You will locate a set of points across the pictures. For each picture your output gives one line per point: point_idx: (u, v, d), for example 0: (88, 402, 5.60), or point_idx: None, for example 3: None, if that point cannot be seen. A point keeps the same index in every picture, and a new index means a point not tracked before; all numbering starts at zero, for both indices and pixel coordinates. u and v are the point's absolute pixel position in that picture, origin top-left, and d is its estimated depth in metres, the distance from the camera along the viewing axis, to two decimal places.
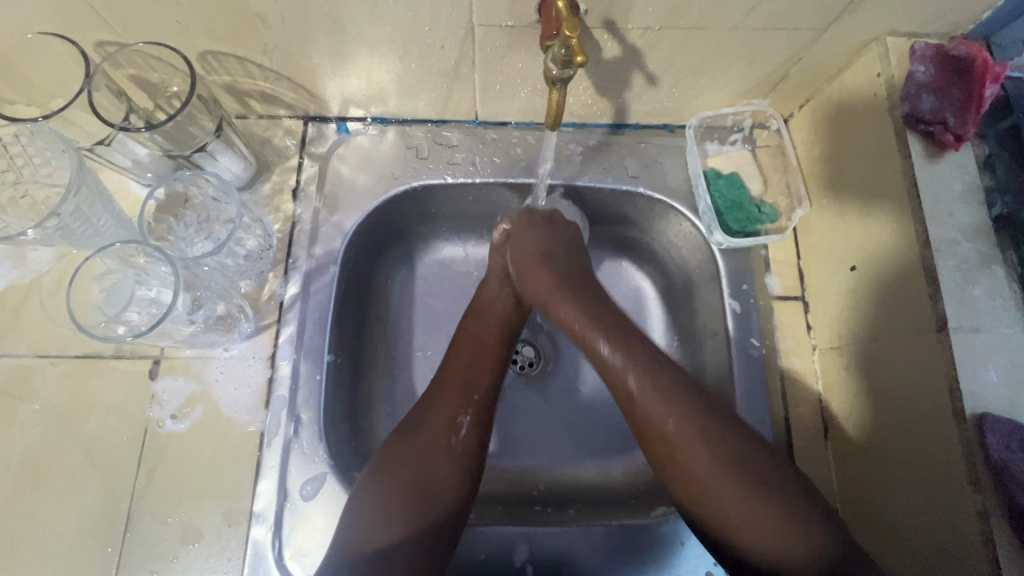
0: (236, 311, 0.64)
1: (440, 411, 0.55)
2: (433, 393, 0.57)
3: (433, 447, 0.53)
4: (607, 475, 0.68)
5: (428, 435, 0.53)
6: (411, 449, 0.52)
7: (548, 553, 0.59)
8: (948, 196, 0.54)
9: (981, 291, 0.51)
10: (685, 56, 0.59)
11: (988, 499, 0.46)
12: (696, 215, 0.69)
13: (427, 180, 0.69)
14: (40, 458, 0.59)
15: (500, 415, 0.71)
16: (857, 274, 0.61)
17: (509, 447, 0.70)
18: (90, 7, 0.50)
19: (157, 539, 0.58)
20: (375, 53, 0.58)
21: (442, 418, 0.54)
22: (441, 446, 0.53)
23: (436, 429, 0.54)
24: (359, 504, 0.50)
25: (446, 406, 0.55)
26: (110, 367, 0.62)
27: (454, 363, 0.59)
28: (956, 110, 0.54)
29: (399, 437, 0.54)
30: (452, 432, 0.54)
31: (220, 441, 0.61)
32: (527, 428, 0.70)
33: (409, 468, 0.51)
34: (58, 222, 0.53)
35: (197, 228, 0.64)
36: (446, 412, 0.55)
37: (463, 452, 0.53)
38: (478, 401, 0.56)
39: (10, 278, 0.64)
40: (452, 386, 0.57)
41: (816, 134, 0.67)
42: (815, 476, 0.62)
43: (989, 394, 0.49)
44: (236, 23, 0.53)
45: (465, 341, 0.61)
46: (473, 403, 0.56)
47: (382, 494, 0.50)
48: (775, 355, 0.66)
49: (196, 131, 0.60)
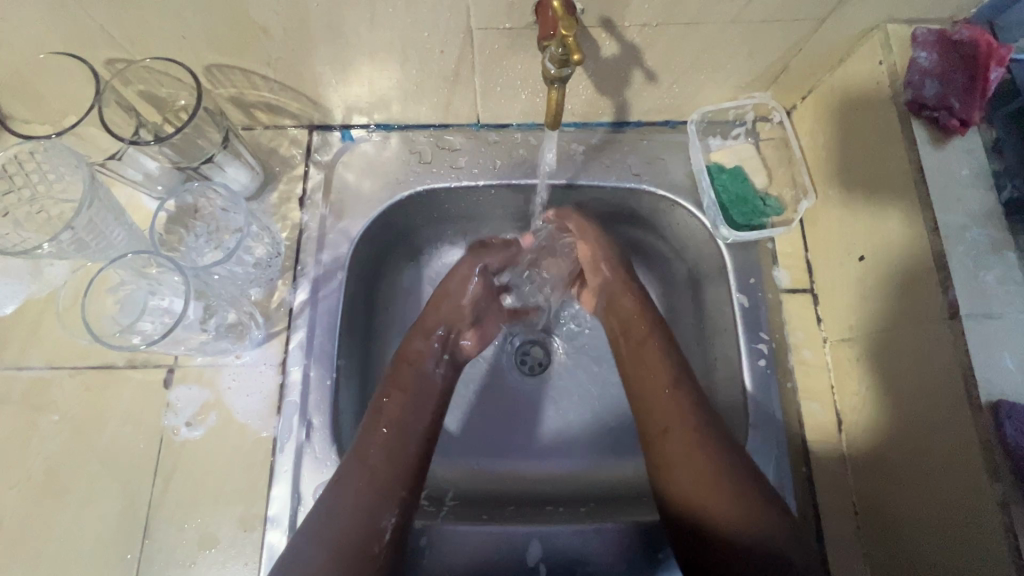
0: (247, 318, 0.65)
1: (354, 518, 0.49)
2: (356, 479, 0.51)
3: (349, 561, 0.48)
4: (608, 475, 0.68)
5: (345, 539, 0.48)
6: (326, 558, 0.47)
7: (562, 554, 0.59)
8: (955, 181, 0.53)
9: (994, 277, 0.50)
10: (682, 52, 0.59)
11: (1008, 489, 0.45)
12: (701, 211, 0.68)
13: (432, 184, 0.70)
14: (59, 467, 0.61)
15: (469, 393, 0.72)
16: (866, 264, 0.60)
17: (502, 447, 0.69)
18: (98, 25, 0.52)
19: (174, 545, 0.59)
20: (376, 61, 0.59)
21: (356, 519, 0.49)
22: (362, 562, 0.48)
23: (353, 542, 0.48)
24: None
25: (370, 504, 0.50)
26: (126, 377, 0.63)
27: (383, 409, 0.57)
28: (961, 94, 0.54)
29: (309, 536, 0.49)
30: (374, 539, 0.49)
31: (235, 446, 0.62)
32: (490, 412, 0.71)
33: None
34: (72, 234, 0.54)
35: (206, 238, 0.65)
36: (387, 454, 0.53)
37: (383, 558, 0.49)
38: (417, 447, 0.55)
39: (29, 292, 0.66)
40: (372, 482, 0.51)
41: (819, 124, 0.66)
42: (829, 470, 0.62)
43: (1006, 380, 0.48)
44: (240, 35, 0.54)
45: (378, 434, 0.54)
46: (399, 501, 0.51)
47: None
48: (785, 349, 0.66)
49: (204, 142, 0.62)
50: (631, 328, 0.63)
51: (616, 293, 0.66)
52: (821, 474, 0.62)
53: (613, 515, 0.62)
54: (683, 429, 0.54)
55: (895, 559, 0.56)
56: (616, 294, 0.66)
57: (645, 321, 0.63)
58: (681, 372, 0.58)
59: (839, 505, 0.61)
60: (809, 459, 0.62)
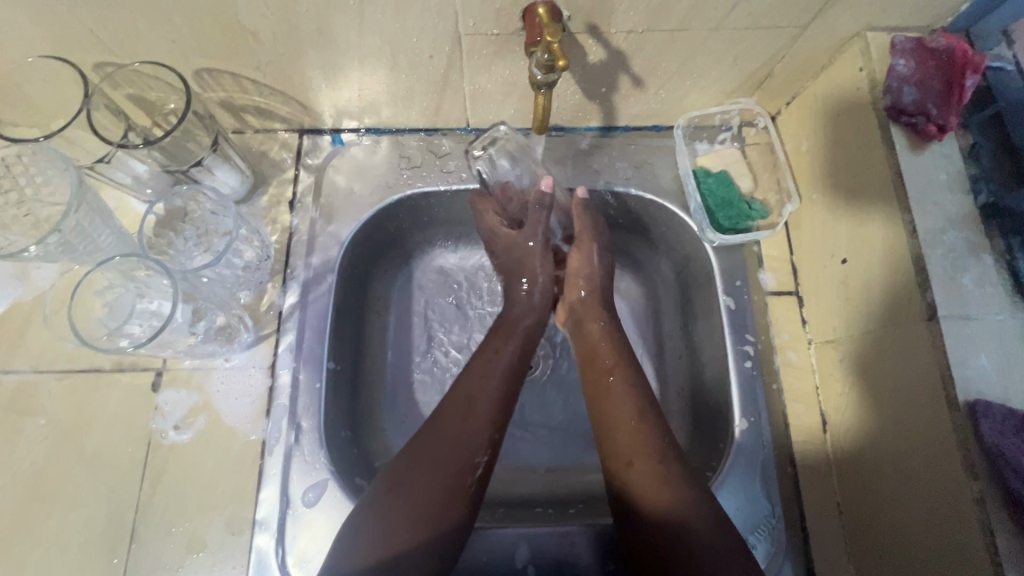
0: (236, 321, 0.65)
1: (455, 447, 0.51)
2: (459, 416, 0.53)
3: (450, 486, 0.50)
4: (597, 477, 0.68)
5: (448, 468, 0.50)
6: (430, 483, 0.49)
7: (550, 555, 0.59)
8: (934, 185, 0.54)
9: (970, 279, 0.51)
10: (668, 59, 0.60)
11: (985, 486, 0.46)
12: (688, 214, 0.69)
13: (422, 188, 0.70)
14: (45, 472, 0.60)
15: None
16: (849, 266, 0.61)
17: None
18: (87, 30, 0.52)
19: (162, 549, 0.59)
20: (365, 65, 0.60)
21: (456, 454, 0.51)
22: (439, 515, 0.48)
23: (450, 475, 0.50)
24: (366, 530, 0.47)
25: (469, 439, 0.52)
26: (114, 380, 0.63)
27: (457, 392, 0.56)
28: (939, 101, 0.55)
29: (414, 464, 0.51)
30: (469, 471, 0.51)
31: (223, 449, 0.62)
32: (524, 421, 0.71)
33: (426, 505, 0.48)
34: (59, 237, 0.54)
35: (196, 242, 0.65)
36: (473, 433, 0.52)
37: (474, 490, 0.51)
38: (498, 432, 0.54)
39: (15, 295, 0.65)
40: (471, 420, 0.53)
41: (803, 129, 0.68)
42: (813, 470, 0.63)
43: (983, 380, 0.49)
44: (229, 40, 0.55)
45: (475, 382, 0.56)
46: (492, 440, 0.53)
47: (400, 518, 0.47)
48: (770, 350, 0.66)
49: (193, 146, 0.62)
50: (600, 354, 0.61)
51: (584, 312, 0.64)
52: (806, 474, 0.62)
53: (601, 515, 0.62)
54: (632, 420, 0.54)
55: (876, 556, 0.57)
56: (583, 320, 0.64)
57: (614, 351, 0.60)
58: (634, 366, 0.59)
59: (822, 506, 0.61)
60: (794, 460, 0.63)
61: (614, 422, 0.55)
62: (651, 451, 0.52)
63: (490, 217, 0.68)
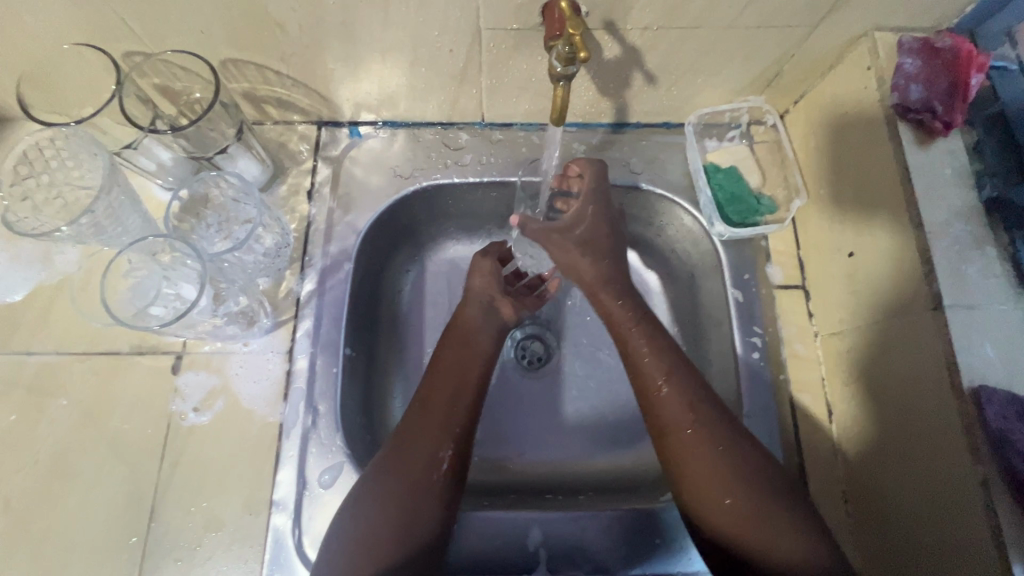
0: (256, 305, 0.67)
1: (420, 460, 0.52)
2: (419, 424, 0.55)
3: (418, 486, 0.51)
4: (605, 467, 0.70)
5: (412, 469, 0.52)
6: (399, 483, 0.51)
7: (562, 539, 0.60)
8: (939, 180, 0.56)
9: (975, 270, 0.53)
10: (681, 56, 0.62)
11: (988, 470, 0.48)
12: (697, 209, 0.72)
13: (437, 180, 0.72)
14: (67, 451, 0.61)
15: (507, 396, 0.73)
16: (855, 260, 0.62)
17: (503, 439, 0.71)
18: (120, 18, 0.54)
19: (181, 527, 0.60)
20: (387, 58, 0.61)
21: (422, 468, 0.52)
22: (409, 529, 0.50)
23: (415, 487, 0.51)
24: (351, 535, 0.49)
25: (430, 439, 0.54)
26: (135, 363, 0.64)
27: (426, 401, 0.56)
28: (944, 99, 0.57)
29: (383, 470, 0.52)
30: (434, 467, 0.53)
31: (241, 431, 0.63)
32: (531, 412, 0.72)
33: (394, 504, 0.50)
34: (91, 218, 0.56)
35: (217, 228, 0.66)
36: (428, 445, 0.53)
37: (447, 484, 0.53)
38: (461, 432, 0.55)
39: (39, 278, 0.67)
40: (431, 422, 0.55)
41: (810, 127, 0.69)
42: (819, 459, 0.64)
43: (987, 367, 0.50)
44: (257, 32, 0.56)
45: (439, 396, 0.56)
46: (455, 437, 0.55)
47: (375, 522, 0.49)
48: (779, 342, 0.68)
49: (216, 136, 0.64)
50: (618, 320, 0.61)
51: (595, 291, 0.62)
52: (813, 463, 0.64)
53: (613, 503, 0.64)
54: (702, 452, 0.52)
55: (881, 542, 0.58)
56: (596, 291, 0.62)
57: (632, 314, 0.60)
58: (703, 390, 0.55)
59: (828, 493, 0.63)
60: (801, 448, 0.64)
61: (681, 453, 0.53)
62: (722, 473, 0.50)
63: (479, 277, 0.66)
